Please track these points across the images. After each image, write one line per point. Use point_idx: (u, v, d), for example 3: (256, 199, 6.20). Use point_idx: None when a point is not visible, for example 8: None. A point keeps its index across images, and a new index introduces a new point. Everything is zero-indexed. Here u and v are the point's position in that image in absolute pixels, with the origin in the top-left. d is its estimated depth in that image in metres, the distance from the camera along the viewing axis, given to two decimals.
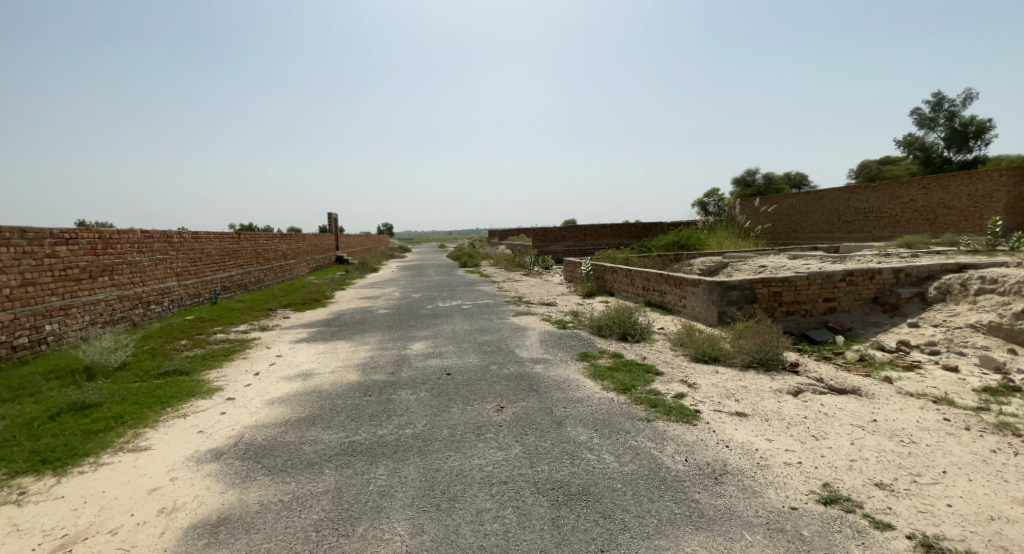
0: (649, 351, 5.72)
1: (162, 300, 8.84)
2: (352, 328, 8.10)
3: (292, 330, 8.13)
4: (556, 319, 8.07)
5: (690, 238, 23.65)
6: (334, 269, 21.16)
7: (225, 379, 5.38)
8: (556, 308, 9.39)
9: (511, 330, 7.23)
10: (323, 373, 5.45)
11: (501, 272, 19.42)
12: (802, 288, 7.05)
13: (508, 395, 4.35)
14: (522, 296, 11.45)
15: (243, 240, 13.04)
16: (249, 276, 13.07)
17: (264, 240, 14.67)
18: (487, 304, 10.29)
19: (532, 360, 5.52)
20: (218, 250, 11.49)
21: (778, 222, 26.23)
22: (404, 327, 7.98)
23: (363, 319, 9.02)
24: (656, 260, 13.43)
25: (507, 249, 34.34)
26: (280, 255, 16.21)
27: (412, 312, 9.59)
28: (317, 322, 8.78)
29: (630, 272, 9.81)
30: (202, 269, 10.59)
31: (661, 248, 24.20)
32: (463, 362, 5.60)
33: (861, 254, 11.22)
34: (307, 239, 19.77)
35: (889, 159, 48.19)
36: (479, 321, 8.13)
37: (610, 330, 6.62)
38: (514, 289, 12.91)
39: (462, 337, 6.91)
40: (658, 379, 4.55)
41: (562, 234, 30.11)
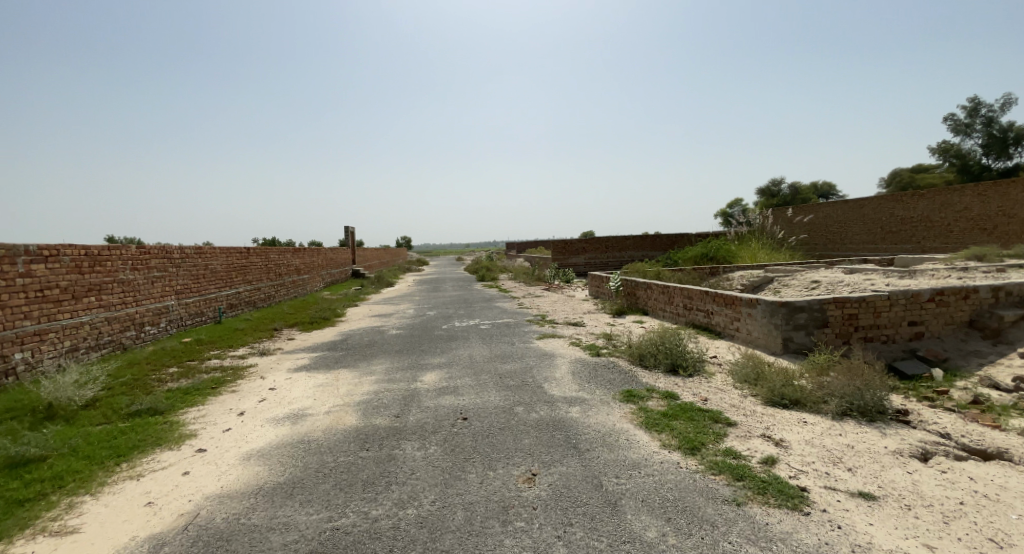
0: (708, 390, 4.71)
1: (158, 321, 8.19)
2: (359, 353, 7.26)
3: (293, 355, 7.36)
4: (587, 343, 7.10)
5: (720, 250, 22.41)
6: (350, 284, 20.59)
7: (204, 421, 4.58)
8: (585, 329, 8.43)
9: (536, 358, 6.28)
10: (317, 413, 4.59)
11: (522, 286, 18.53)
12: (881, 310, 5.95)
13: (540, 454, 3.39)
14: (546, 315, 10.50)
15: (252, 255, 12.45)
16: (258, 293, 12.45)
17: (275, 255, 14.07)
18: (508, 324, 9.37)
19: (565, 400, 4.55)
20: (224, 266, 10.87)
21: (814, 233, 24.79)
22: (416, 351, 7.10)
23: (372, 341, 8.21)
24: (691, 274, 12.36)
25: (527, 261, 33.49)
26: (293, 270, 15.63)
27: (425, 334, 8.71)
28: (322, 345, 7.99)
29: (668, 289, 8.77)
30: (205, 287, 9.96)
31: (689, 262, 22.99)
32: (483, 401, 4.66)
33: (927, 268, 9.95)
34: (322, 252, 19.19)
35: (923, 168, 45.83)
36: (500, 345, 7.20)
37: (655, 359, 5.64)
38: (536, 306, 11.98)
39: (481, 367, 5.99)
40: (732, 435, 3.55)
41: (584, 247, 29.13)
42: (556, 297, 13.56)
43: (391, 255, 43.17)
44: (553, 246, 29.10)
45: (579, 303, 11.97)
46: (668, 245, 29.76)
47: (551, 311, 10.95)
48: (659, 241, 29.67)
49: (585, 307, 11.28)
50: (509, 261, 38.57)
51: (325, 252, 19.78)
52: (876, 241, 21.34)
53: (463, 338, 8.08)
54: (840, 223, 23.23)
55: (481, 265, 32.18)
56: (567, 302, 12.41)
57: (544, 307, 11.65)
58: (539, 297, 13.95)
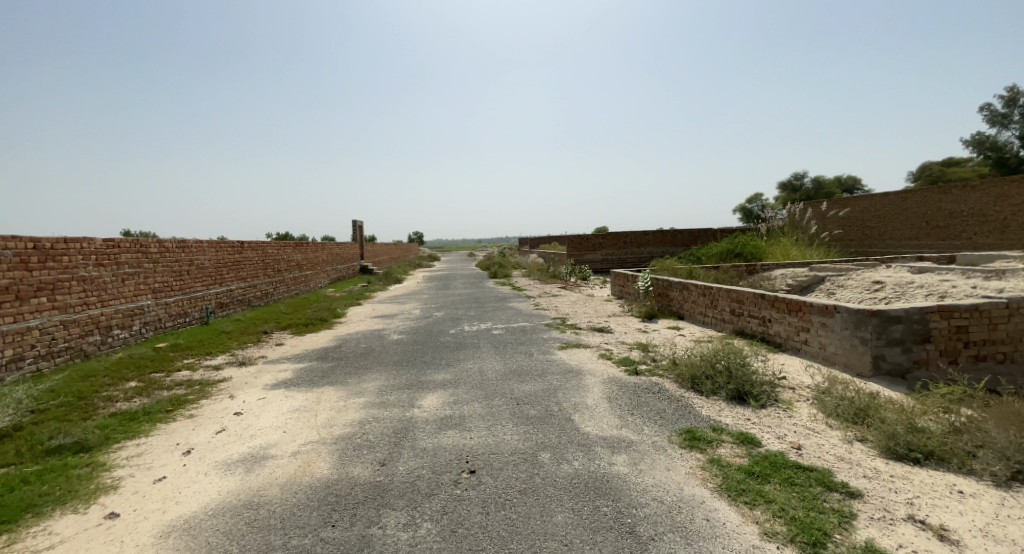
0: (794, 431, 3.56)
1: (131, 323, 7.26)
2: (351, 364, 6.22)
3: (276, 365, 6.36)
4: (620, 356, 5.97)
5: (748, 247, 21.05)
6: (356, 281, 19.66)
7: (139, 462, 3.57)
8: (614, 336, 7.29)
9: (560, 376, 5.17)
10: (281, 455, 3.54)
11: (536, 284, 17.45)
12: (998, 322, 4.72)
13: (582, 548, 2.27)
14: (566, 318, 9.35)
15: (247, 249, 11.50)
16: (253, 290, 11.50)
17: (274, 249, 13.13)
18: (525, 328, 8.28)
19: (605, 443, 3.43)
20: (213, 262, 9.93)
21: (849, 228, 23.23)
22: (418, 364, 6.03)
23: (369, 348, 7.17)
24: (726, 273, 11.13)
25: (540, 258, 32.31)
26: (294, 266, 14.71)
27: (431, 339, 7.65)
28: (312, 353, 6.98)
29: (710, 290, 7.60)
30: (191, 284, 9.03)
31: (715, 259, 21.66)
32: (497, 441, 3.56)
33: (1010, 268, 8.60)
34: (327, 247, 18.26)
35: (954, 161, 43.46)
36: (515, 357, 6.10)
37: (711, 383, 4.50)
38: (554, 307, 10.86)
39: (493, 387, 4.88)
40: (866, 519, 2.40)
41: (600, 242, 27.91)
42: (575, 297, 12.41)
43: (401, 251, 42.33)
44: (569, 241, 27.88)
45: (602, 305, 10.81)
46: (690, 241, 28.34)
47: (571, 313, 9.82)
48: (680, 237, 28.26)
49: (609, 310, 10.11)
50: (522, 257, 37.45)
51: (331, 247, 18.85)
52: (920, 237, 19.75)
53: (472, 346, 7.00)
54: (879, 217, 21.62)
55: (493, 261, 31.16)
56: (587, 303, 11.26)
57: (563, 309, 10.52)
58: (557, 297, 12.82)
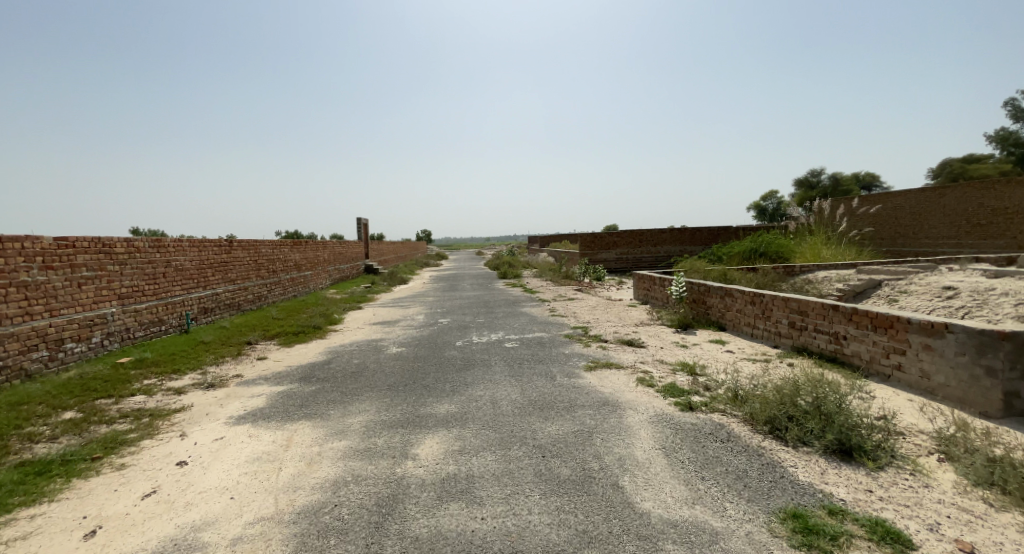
0: (948, 518, 2.47)
1: (89, 335, 6.32)
2: (339, 387, 5.21)
3: (251, 387, 5.36)
4: (664, 381, 4.89)
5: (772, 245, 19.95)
6: (360, 281, 18.74)
7: (17, 551, 2.55)
8: (649, 352, 6.20)
9: (594, 412, 4.09)
10: (213, 545, 2.51)
11: (549, 285, 16.37)
12: None
13: None
14: (589, 327, 8.27)
15: (235, 249, 10.53)
16: (242, 294, 10.53)
17: (269, 248, 12.19)
18: (543, 340, 7.21)
19: (676, 538, 2.35)
20: (196, 263, 8.98)
21: (881, 225, 21.82)
22: (417, 388, 4.99)
23: (363, 365, 6.15)
24: (766, 276, 9.95)
25: (552, 257, 31.24)
26: (292, 267, 13.74)
27: (436, 353, 6.62)
28: (295, 371, 5.98)
29: (763, 297, 6.49)
30: (168, 288, 8.08)
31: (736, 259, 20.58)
32: (518, 528, 2.48)
33: None
34: (329, 246, 17.33)
35: (977, 159, 41.71)
36: (535, 381, 5.04)
37: (800, 429, 3.40)
38: (573, 313, 9.78)
39: (510, 427, 3.82)
40: None
41: (614, 241, 26.77)
42: (595, 302, 11.34)
43: (409, 249, 41.47)
44: (582, 240, 26.74)
45: (627, 311, 9.72)
46: (709, 240, 27.07)
47: (593, 321, 8.74)
48: (699, 235, 27.00)
49: (636, 317, 9.01)
50: (533, 256, 36.38)
51: (334, 245, 17.91)
52: (960, 236, 18.34)
53: (483, 363, 5.95)
54: (915, 215, 20.21)
55: (504, 261, 30.18)
56: (609, 309, 10.18)
57: (584, 315, 9.45)
58: (574, 301, 11.75)
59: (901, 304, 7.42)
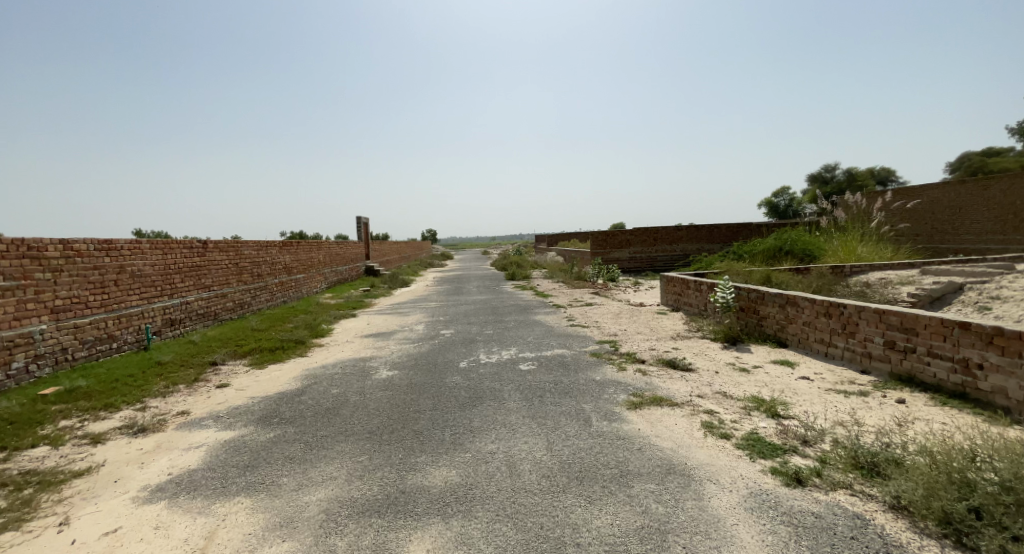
0: None
1: (8, 360, 5.13)
2: (305, 433, 3.96)
3: (193, 434, 4.12)
4: (743, 431, 3.58)
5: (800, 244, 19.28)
6: (359, 284, 17.56)
7: None
8: (704, 381, 4.90)
9: (658, 489, 2.81)
10: None
11: (562, 288, 15.11)
12: None
13: None
14: (617, 341, 6.96)
15: (211, 250, 9.31)
16: (219, 301, 9.33)
17: (253, 250, 10.96)
18: (566, 360, 5.92)
19: None
20: (160, 268, 7.76)
21: (919, 221, 20.27)
22: (406, 439, 3.71)
23: (343, 397, 4.89)
24: (818, 280, 8.61)
25: (561, 257, 29.93)
26: (281, 269, 12.53)
27: (435, 379, 5.34)
28: (258, 406, 4.74)
29: (844, 309, 5.17)
30: (122, 299, 6.88)
31: (762, 260, 19.66)
32: None
33: None
34: (324, 247, 16.10)
35: (998, 152, 39.96)
36: (564, 429, 3.75)
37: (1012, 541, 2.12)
38: (595, 323, 8.48)
39: (537, 520, 2.54)
40: None
41: (628, 239, 25.40)
42: (617, 309, 10.03)
43: (413, 249, 40.23)
44: (593, 238, 25.37)
45: (658, 321, 8.40)
46: (727, 237, 25.63)
47: (620, 334, 7.43)
48: (717, 232, 25.58)
49: (671, 330, 7.70)
50: (540, 256, 35.17)
51: (329, 246, 16.68)
52: (1008, 232, 16.85)
53: (493, 395, 4.67)
54: (954, 209, 18.76)
55: (511, 260, 28.91)
56: (636, 318, 8.86)
57: (608, 325, 8.14)
58: (593, 308, 10.45)
59: (1003, 316, 6.09)
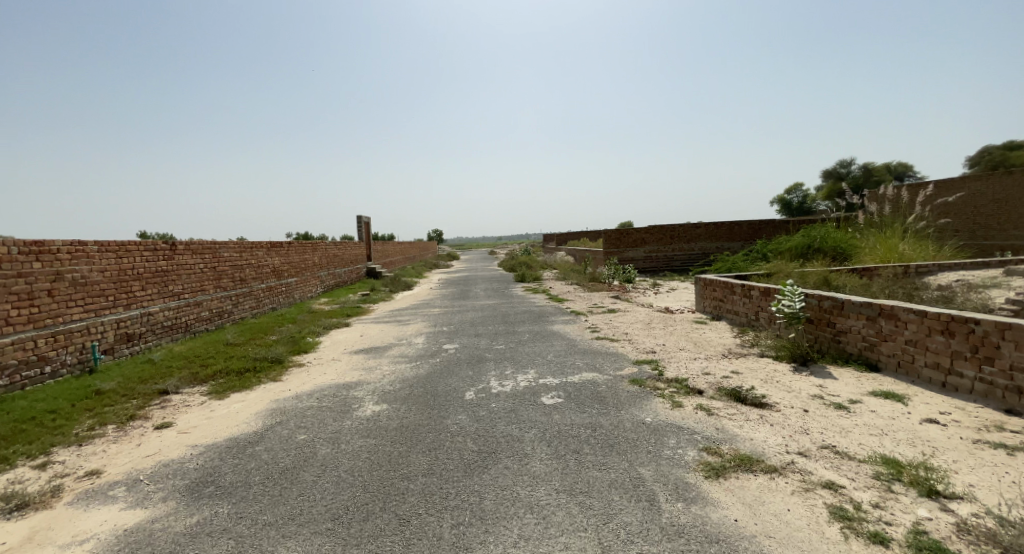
0: None
1: None
2: (239, 518, 2.71)
3: (87, 516, 2.90)
4: (907, 536, 2.30)
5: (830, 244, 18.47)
6: (358, 288, 16.42)
7: None
8: (797, 426, 3.62)
9: None
10: None
11: (578, 291, 13.81)
12: None
13: None
14: (659, 361, 5.69)
15: (182, 252, 8.15)
16: (191, 310, 8.16)
17: (234, 252, 9.79)
18: (601, 390, 4.66)
19: None
20: (112, 274, 6.60)
21: (961, 215, 18.76)
22: (385, 537, 2.46)
23: (311, 449, 3.65)
24: (888, 284, 7.32)
25: (572, 256, 28.64)
26: (269, 272, 11.38)
27: (433, 419, 4.09)
28: (194, 466, 3.52)
29: (976, 327, 3.95)
30: (59, 312, 5.71)
31: (787, 261, 18.91)
32: None
33: None
34: (320, 248, 14.92)
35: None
36: (621, 520, 2.49)
37: None
38: (625, 335, 7.20)
39: None
40: None
41: (643, 237, 24.05)
42: (646, 317, 8.72)
43: (417, 250, 39.03)
44: (606, 236, 24.01)
45: (700, 334, 7.10)
46: (748, 235, 24.19)
47: (660, 350, 6.15)
48: (737, 230, 24.16)
49: (720, 346, 6.41)
50: (550, 256, 33.83)
51: (326, 247, 15.51)
52: None
53: (511, 448, 3.42)
54: (1000, 202, 17.29)
55: (520, 261, 27.67)
56: (672, 329, 7.57)
57: (642, 339, 6.85)
58: (617, 316, 9.16)
59: None
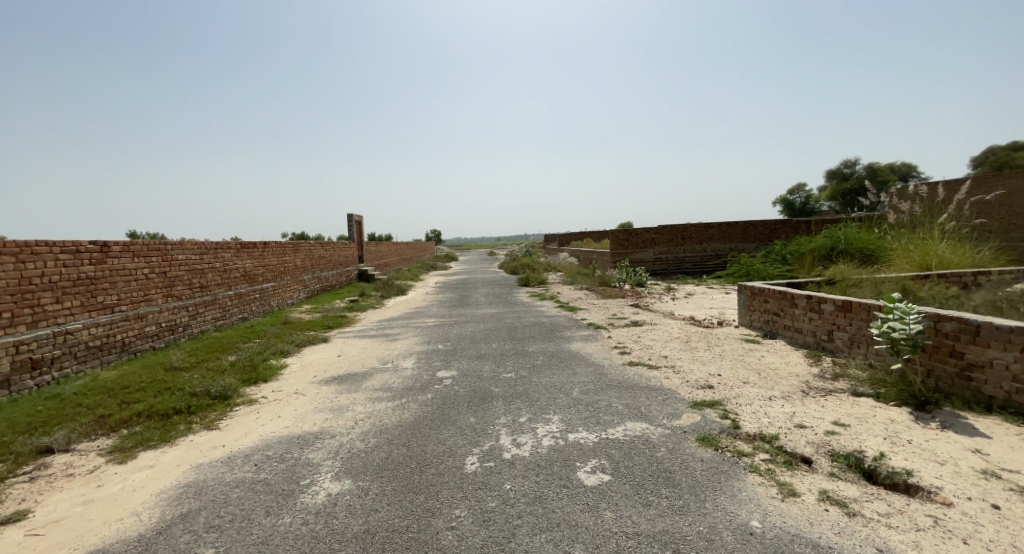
0: None
1: None
2: None
3: None
4: None
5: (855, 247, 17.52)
6: (348, 292, 15.00)
7: None
8: (1010, 546, 2.25)
9: None
10: None
11: (590, 298, 12.43)
12: None
13: None
14: (725, 404, 4.26)
15: (118, 254, 6.69)
16: (130, 325, 6.71)
17: (191, 255, 8.33)
18: (661, 459, 3.21)
19: None
20: (9, 284, 5.16)
21: (997, 214, 17.31)
22: None
23: None
24: (990, 295, 5.94)
25: (576, 258, 27.29)
26: (239, 276, 9.92)
27: (415, 519, 2.64)
28: None
29: None
30: None
31: (808, 272, 18.14)
32: None
33: None
34: (303, 249, 13.43)
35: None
36: None
37: None
38: (666, 360, 5.75)
39: None
40: None
41: (653, 238, 22.66)
42: (682, 333, 7.27)
43: (415, 251, 37.33)
44: (614, 237, 22.63)
45: (760, 359, 5.66)
46: (765, 236, 22.80)
47: (720, 386, 4.71)
48: (753, 230, 22.74)
49: (794, 377, 4.97)
50: (553, 257, 32.26)
51: (310, 248, 14.01)
52: None
53: None
54: None
55: (522, 263, 26.33)
56: (721, 351, 6.12)
57: (690, 367, 5.40)
58: (645, 331, 7.69)
59: None
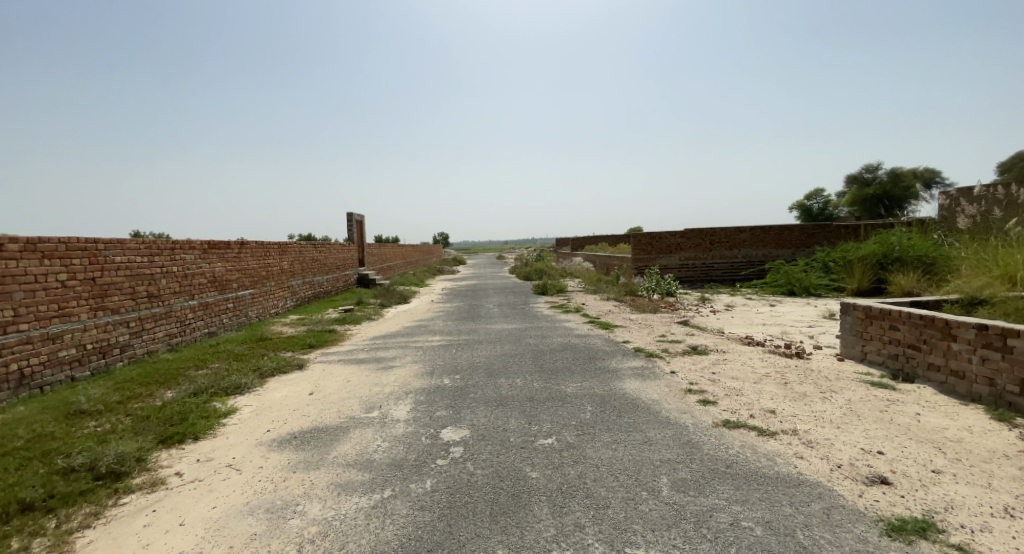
0: None
1: None
2: None
3: None
4: None
5: (910, 252, 15.61)
6: (344, 300, 13.28)
7: None
8: None
9: None
10: None
11: (622, 312, 10.65)
12: None
13: None
14: (945, 531, 2.40)
15: (16, 256, 5.00)
16: (33, 350, 5.00)
17: (135, 256, 6.63)
18: None
19: None
20: None
21: None
22: None
23: None
24: None
25: (594, 263, 25.43)
26: (206, 283, 8.22)
27: None
28: None
29: None
30: None
31: (853, 292, 16.62)
32: None
33: None
34: (290, 250, 11.71)
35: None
36: None
37: None
38: (780, 424, 3.90)
39: None
40: None
41: (678, 242, 20.79)
42: (772, 370, 5.41)
43: (422, 255, 35.79)
44: (637, 241, 20.79)
45: (921, 421, 3.77)
46: (802, 241, 20.79)
47: (905, 482, 2.86)
48: (789, 235, 20.75)
49: (1009, 462, 3.09)
50: (568, 261, 30.42)
51: (299, 249, 12.28)
52: None
53: None
54: None
55: (535, 268, 24.54)
56: (849, 404, 4.27)
57: (828, 439, 3.55)
58: (716, 362, 5.83)
59: None
